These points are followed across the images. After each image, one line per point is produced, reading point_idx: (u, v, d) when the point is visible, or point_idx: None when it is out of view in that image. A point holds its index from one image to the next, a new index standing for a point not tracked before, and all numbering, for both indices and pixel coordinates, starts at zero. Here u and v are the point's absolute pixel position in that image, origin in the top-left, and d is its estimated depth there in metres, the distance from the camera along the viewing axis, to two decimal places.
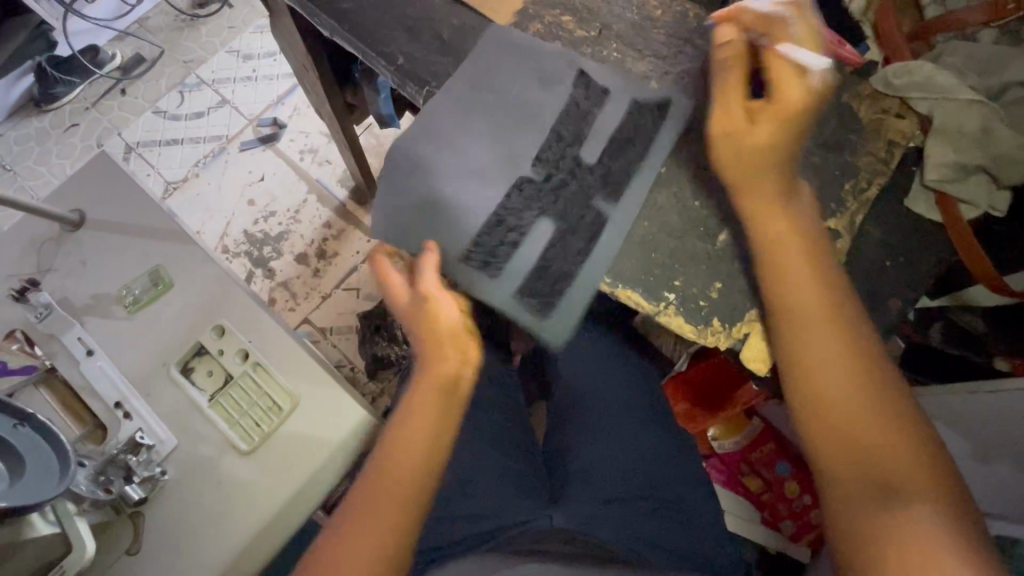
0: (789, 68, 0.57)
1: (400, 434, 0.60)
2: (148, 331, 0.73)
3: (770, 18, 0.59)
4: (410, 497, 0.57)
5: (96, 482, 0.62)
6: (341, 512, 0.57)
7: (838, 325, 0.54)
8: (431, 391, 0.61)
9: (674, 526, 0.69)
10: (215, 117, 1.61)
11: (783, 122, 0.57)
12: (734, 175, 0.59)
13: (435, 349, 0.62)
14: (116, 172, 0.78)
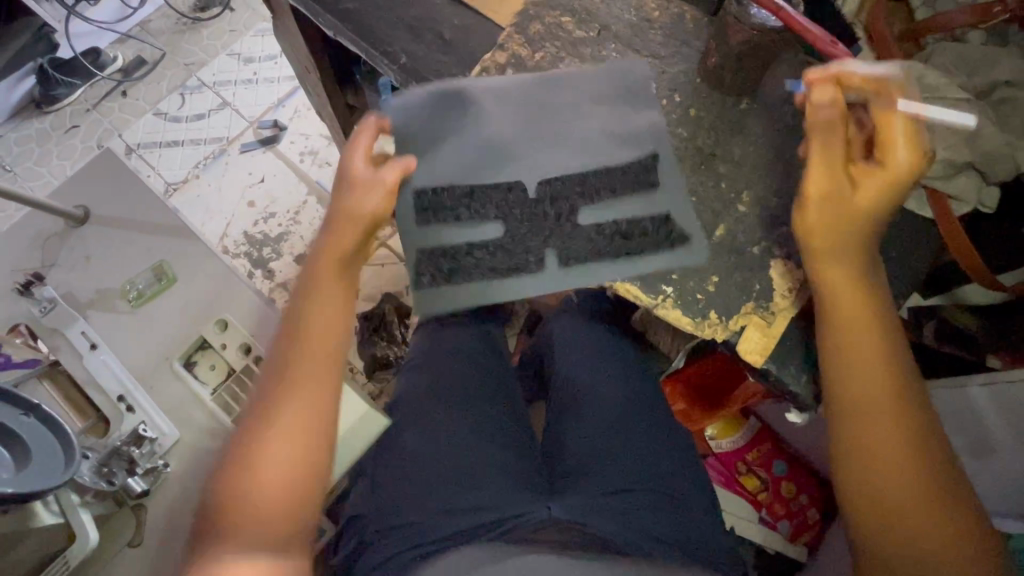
0: (902, 129, 0.54)
1: (304, 329, 0.59)
2: (152, 326, 0.73)
3: (881, 81, 0.55)
4: (320, 394, 0.57)
5: (99, 473, 0.62)
6: (248, 419, 0.56)
7: (890, 351, 0.55)
8: (333, 285, 0.62)
9: (673, 520, 0.69)
10: (216, 119, 1.62)
11: (888, 189, 0.55)
12: (825, 239, 0.57)
13: (341, 247, 0.62)
14: (120, 169, 0.79)
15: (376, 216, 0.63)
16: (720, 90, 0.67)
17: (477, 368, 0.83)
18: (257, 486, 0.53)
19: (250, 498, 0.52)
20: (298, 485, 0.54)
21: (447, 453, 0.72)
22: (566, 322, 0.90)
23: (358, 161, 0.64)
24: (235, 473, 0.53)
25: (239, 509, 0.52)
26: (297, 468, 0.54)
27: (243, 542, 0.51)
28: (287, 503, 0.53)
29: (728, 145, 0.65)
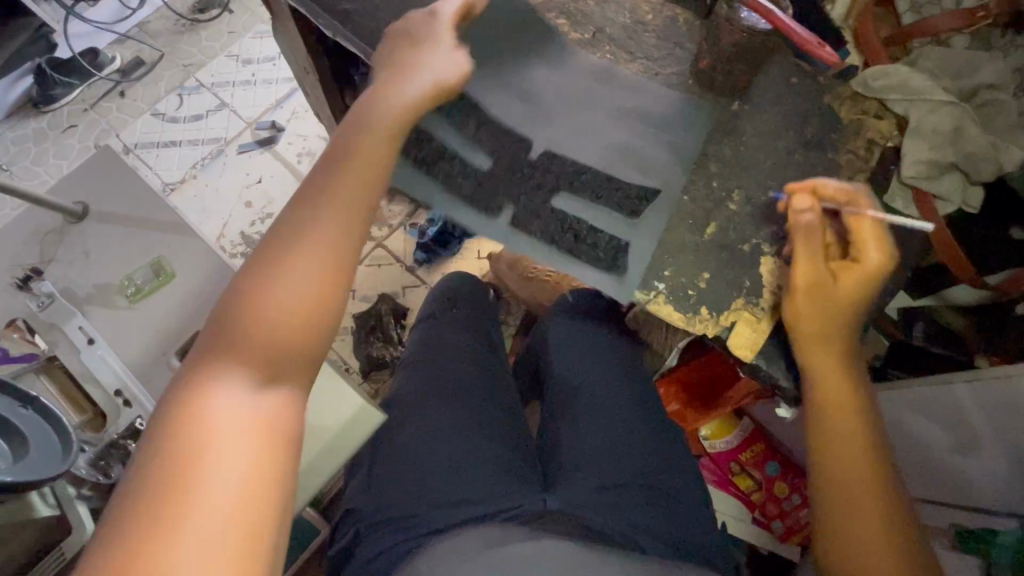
0: (874, 230, 0.58)
1: (338, 166, 0.53)
2: (150, 321, 0.74)
3: (851, 191, 0.59)
4: (344, 240, 0.50)
5: (96, 466, 0.62)
6: (264, 245, 0.50)
7: (863, 408, 0.61)
8: (377, 137, 0.55)
9: (664, 515, 0.70)
10: (214, 119, 1.63)
11: (867, 284, 0.58)
12: (815, 327, 0.58)
13: (394, 98, 0.57)
14: (119, 166, 0.80)
15: (440, 86, 0.59)
16: (712, 92, 0.68)
17: (471, 365, 0.84)
18: (263, 323, 0.47)
19: (253, 333, 0.47)
20: (305, 335, 0.48)
21: (442, 449, 0.73)
22: (563, 321, 0.91)
23: (431, 27, 0.62)
24: (244, 303, 0.47)
25: (240, 341, 0.46)
26: (307, 316, 0.48)
27: (239, 376, 0.45)
28: (290, 353, 0.47)
29: (720, 145, 0.66)
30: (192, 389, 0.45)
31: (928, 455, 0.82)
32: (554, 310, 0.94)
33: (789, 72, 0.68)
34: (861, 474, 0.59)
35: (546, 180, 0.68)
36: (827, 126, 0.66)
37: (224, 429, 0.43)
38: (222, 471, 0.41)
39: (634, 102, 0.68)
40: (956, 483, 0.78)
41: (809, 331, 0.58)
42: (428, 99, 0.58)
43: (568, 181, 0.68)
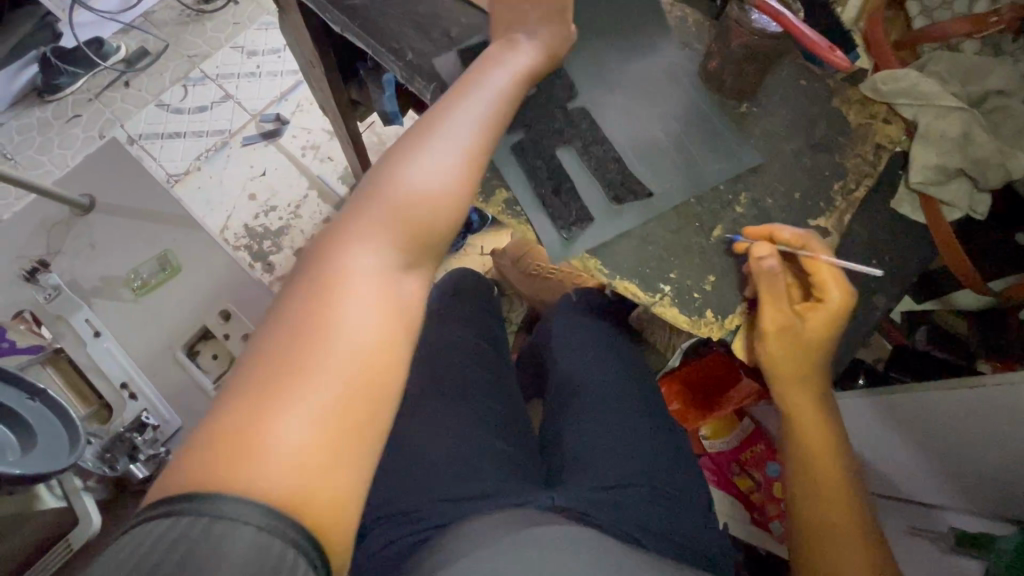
0: (832, 271, 0.59)
1: (471, 97, 0.57)
2: (156, 315, 0.76)
3: (803, 236, 0.60)
4: (474, 161, 0.54)
5: (102, 459, 0.63)
6: (406, 146, 0.53)
7: (836, 442, 0.66)
8: (507, 81, 0.59)
9: (666, 515, 0.71)
10: (219, 111, 1.63)
11: (833, 324, 0.59)
12: (789, 366, 0.62)
13: (523, 50, 0.60)
14: (126, 159, 0.80)
15: (555, 51, 0.62)
16: (720, 94, 0.68)
17: (475, 363, 0.84)
18: (402, 212, 0.50)
19: (391, 219, 0.49)
20: (432, 237, 0.51)
21: (444, 446, 0.73)
22: (565, 320, 0.91)
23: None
24: (387, 190, 0.50)
25: (378, 220, 0.49)
26: (437, 220, 0.52)
27: (374, 252, 0.48)
28: (417, 247, 0.50)
29: (728, 147, 0.66)
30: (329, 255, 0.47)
31: (931, 460, 0.81)
32: (551, 311, 0.95)
33: (798, 74, 0.68)
34: (832, 496, 0.64)
35: (559, 172, 0.65)
36: (836, 129, 0.66)
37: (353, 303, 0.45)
38: (348, 344, 0.43)
39: (641, 103, 0.68)
40: (958, 487, 0.79)
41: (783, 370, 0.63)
42: (544, 63, 0.61)
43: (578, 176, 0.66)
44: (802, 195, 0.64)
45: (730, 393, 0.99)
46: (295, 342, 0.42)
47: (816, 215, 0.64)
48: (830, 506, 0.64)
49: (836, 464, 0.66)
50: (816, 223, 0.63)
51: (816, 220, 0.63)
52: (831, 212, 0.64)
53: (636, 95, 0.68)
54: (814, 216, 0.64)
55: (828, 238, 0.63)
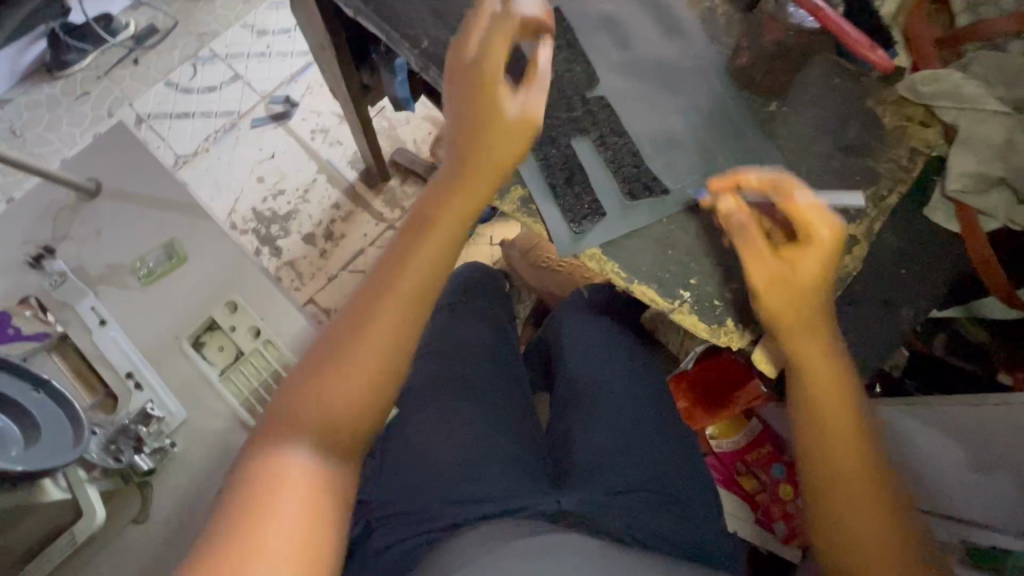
0: (810, 203, 0.54)
1: (417, 235, 0.55)
2: (160, 306, 0.73)
3: (772, 177, 0.56)
4: (414, 305, 0.53)
5: (107, 450, 0.62)
6: (337, 327, 0.52)
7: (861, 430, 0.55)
8: (456, 209, 0.56)
9: (675, 522, 0.69)
10: (228, 92, 1.60)
11: (823, 258, 0.54)
12: (799, 314, 0.55)
13: (477, 175, 0.56)
14: (133, 143, 0.78)
15: (516, 134, 0.55)
16: (748, 91, 0.65)
17: (484, 358, 0.82)
18: (332, 413, 0.49)
19: (320, 428, 0.49)
20: (366, 404, 0.50)
21: (452, 444, 0.72)
22: (575, 319, 0.89)
23: (487, 57, 0.55)
24: (315, 376, 0.50)
25: (306, 422, 0.49)
26: (373, 394, 0.51)
27: (306, 446, 0.48)
28: (351, 430, 0.50)
29: (755, 147, 0.63)
30: (260, 455, 0.47)
31: (944, 472, 0.80)
32: (563, 307, 0.92)
33: (831, 72, 0.65)
34: (859, 485, 0.53)
35: (577, 171, 0.63)
36: (870, 132, 0.63)
37: (292, 482, 0.46)
38: (290, 508, 0.45)
39: (665, 99, 0.65)
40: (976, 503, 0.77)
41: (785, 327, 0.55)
42: (498, 166, 0.56)
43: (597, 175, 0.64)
44: (831, 200, 0.62)
45: (738, 394, 0.97)
46: (235, 524, 0.43)
47: (845, 221, 0.61)
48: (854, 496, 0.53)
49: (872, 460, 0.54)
50: (845, 230, 0.61)
51: (846, 226, 0.61)
52: (861, 219, 0.61)
53: (659, 91, 0.65)
54: (843, 222, 0.61)
55: (856, 247, 0.60)
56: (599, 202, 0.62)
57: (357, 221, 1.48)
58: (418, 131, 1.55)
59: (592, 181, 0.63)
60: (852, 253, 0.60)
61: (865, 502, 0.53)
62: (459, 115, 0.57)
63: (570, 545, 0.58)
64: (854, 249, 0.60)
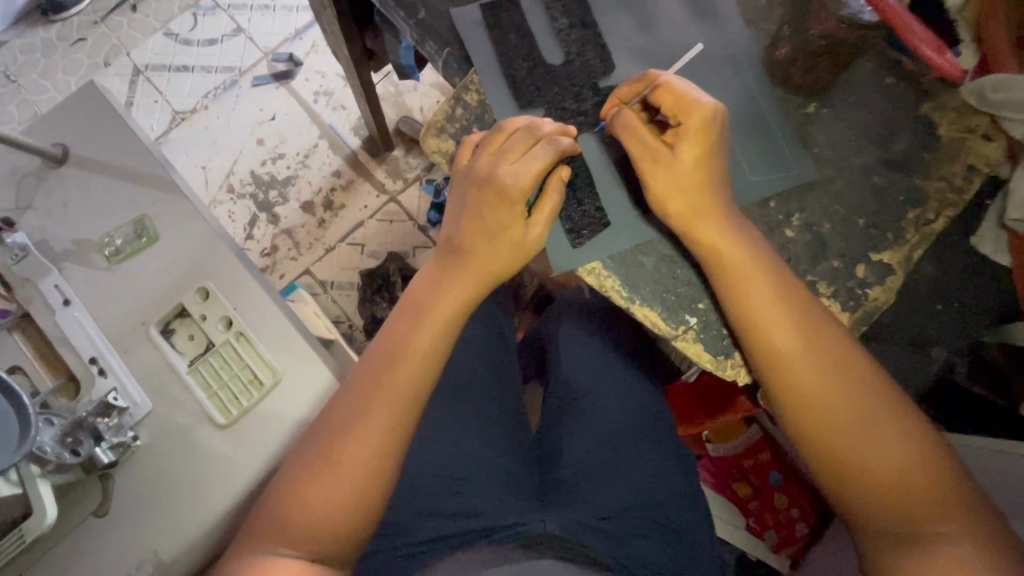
0: (682, 90, 0.54)
1: (410, 331, 0.55)
2: (126, 287, 0.68)
3: (645, 76, 0.55)
4: (401, 411, 0.53)
5: (63, 443, 0.58)
6: (315, 437, 0.52)
7: (839, 388, 0.51)
8: (448, 308, 0.55)
9: (666, 551, 0.65)
10: (228, 46, 1.51)
11: (700, 138, 0.53)
12: (686, 192, 0.53)
13: (468, 274, 0.55)
14: (105, 105, 0.72)
15: (517, 241, 0.54)
16: (786, 88, 0.58)
17: (476, 359, 0.75)
18: (320, 521, 0.50)
19: (309, 534, 0.49)
20: (358, 512, 0.51)
21: (434, 452, 0.68)
22: (573, 319, 0.82)
23: (508, 168, 0.53)
24: (303, 482, 0.50)
25: (294, 533, 0.49)
26: (361, 499, 0.51)
27: (297, 551, 0.49)
28: (336, 533, 0.50)
29: (786, 156, 0.56)
30: (251, 555, 0.49)
31: None
32: (563, 302, 0.85)
33: (882, 72, 0.57)
34: (923, 504, 0.49)
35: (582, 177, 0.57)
36: (922, 144, 0.56)
37: None
38: None
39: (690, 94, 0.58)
40: None
41: (783, 357, 0.52)
42: (491, 273, 0.55)
43: (607, 178, 0.58)
44: (867, 221, 0.55)
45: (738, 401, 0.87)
46: None
47: (881, 246, 0.55)
48: (919, 519, 0.49)
49: (859, 418, 0.51)
50: (879, 257, 0.55)
51: (879, 253, 0.55)
52: (899, 245, 0.55)
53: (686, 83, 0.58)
54: (877, 249, 0.55)
55: (890, 277, 0.54)
56: (604, 211, 0.57)
57: (357, 191, 1.42)
58: (425, 100, 1.47)
59: (598, 187, 0.58)
60: (884, 285, 0.54)
61: (918, 505, 0.49)
62: (456, 212, 0.57)
63: None
64: (888, 279, 0.54)
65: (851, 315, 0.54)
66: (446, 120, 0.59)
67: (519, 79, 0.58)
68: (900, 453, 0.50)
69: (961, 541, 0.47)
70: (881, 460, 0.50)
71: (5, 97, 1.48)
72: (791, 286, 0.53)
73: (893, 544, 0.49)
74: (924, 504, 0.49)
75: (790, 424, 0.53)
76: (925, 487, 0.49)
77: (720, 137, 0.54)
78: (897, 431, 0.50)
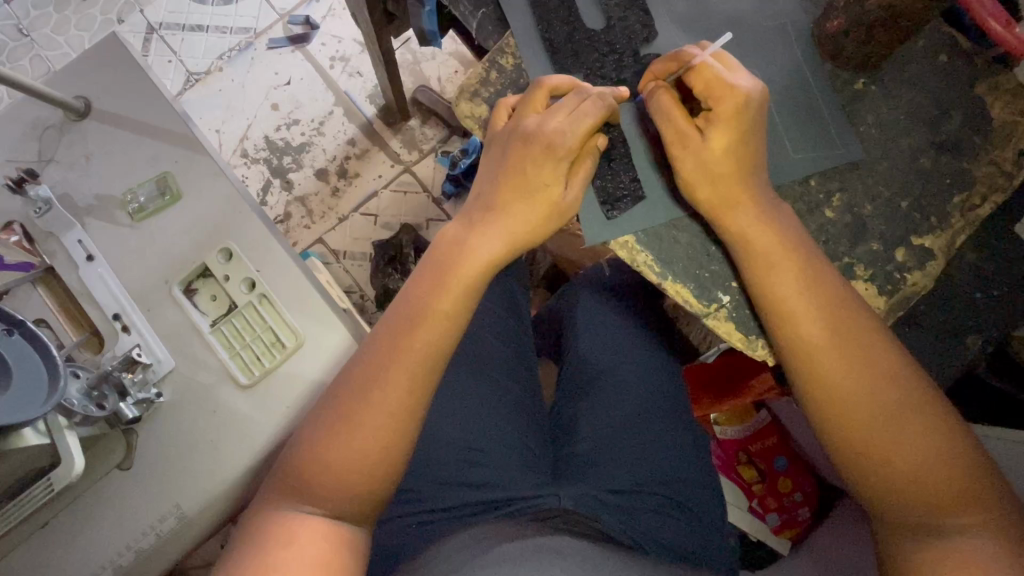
0: (717, 74, 0.51)
1: (430, 292, 0.53)
2: (149, 244, 0.67)
3: (681, 54, 0.53)
4: (422, 372, 0.52)
5: (89, 396, 0.59)
6: (335, 397, 0.52)
7: (867, 375, 0.50)
8: (474, 266, 0.53)
9: (680, 528, 0.65)
10: (244, 7, 1.48)
11: (732, 124, 0.51)
12: (722, 170, 0.51)
13: (499, 241, 0.54)
14: (126, 59, 0.70)
15: (552, 205, 0.53)
16: (834, 63, 0.56)
17: (495, 331, 0.76)
18: (341, 482, 0.49)
19: (331, 494, 0.49)
20: (379, 473, 0.50)
21: (453, 422, 0.67)
22: (591, 297, 0.83)
23: (555, 126, 0.52)
24: (324, 443, 0.50)
25: (316, 493, 0.49)
26: (380, 460, 0.50)
27: (319, 509, 0.49)
28: (357, 492, 0.50)
29: (831, 134, 0.55)
30: (273, 511, 0.49)
31: None
32: (582, 280, 0.86)
33: (936, 50, 0.55)
34: (945, 492, 0.49)
35: (619, 149, 0.56)
36: (973, 126, 0.54)
37: (307, 543, 0.47)
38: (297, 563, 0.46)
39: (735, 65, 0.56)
40: None
41: (811, 342, 0.51)
42: (520, 235, 0.53)
43: (646, 150, 0.57)
44: (910, 204, 0.54)
45: (750, 383, 0.86)
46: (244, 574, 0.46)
47: (923, 232, 0.54)
48: (940, 510, 0.49)
49: (886, 406, 0.50)
50: (920, 242, 0.54)
51: (921, 238, 0.54)
52: (942, 231, 0.54)
53: (731, 54, 0.56)
54: (919, 233, 0.54)
55: (930, 262, 0.53)
56: (639, 183, 0.56)
57: (372, 160, 1.40)
58: (445, 68, 1.43)
59: (634, 159, 0.56)
60: (924, 270, 0.53)
61: (939, 493, 0.49)
62: (490, 179, 0.55)
63: (579, 550, 0.54)
64: (928, 264, 0.53)
65: (887, 299, 0.53)
66: (480, 83, 0.57)
67: (558, 44, 0.56)
68: (926, 447, 0.49)
69: (981, 529, 0.47)
70: (905, 453, 0.49)
71: (18, 51, 1.45)
72: (823, 269, 0.52)
73: (912, 532, 0.50)
74: (946, 492, 0.49)
75: (812, 414, 0.52)
76: (949, 477, 0.49)
77: (756, 122, 0.51)
78: (922, 424, 0.50)
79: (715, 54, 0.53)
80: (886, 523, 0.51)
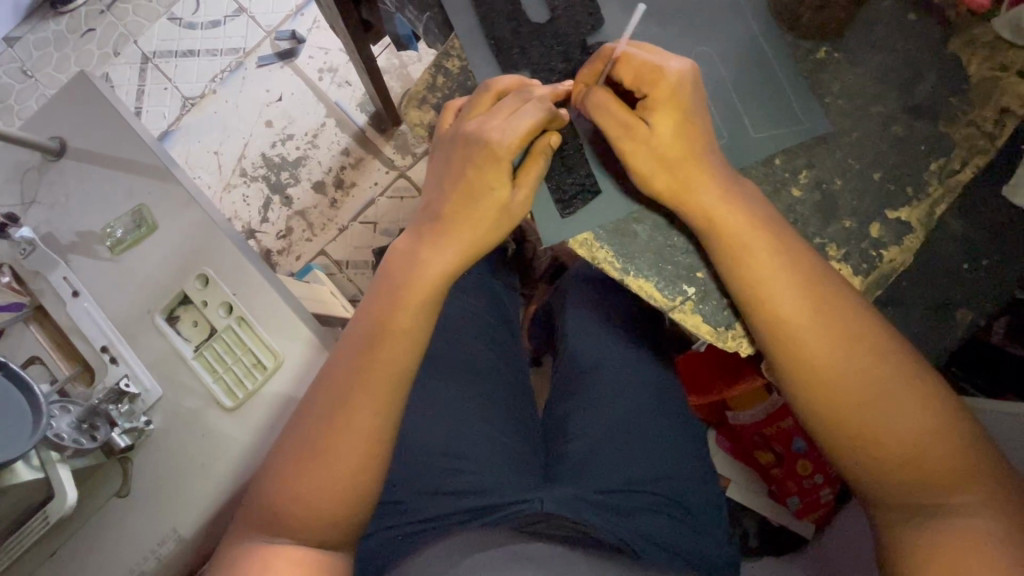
0: (642, 60, 0.49)
1: (389, 307, 0.53)
2: (130, 277, 0.69)
3: (603, 48, 0.51)
4: (386, 393, 0.51)
5: (80, 429, 0.61)
6: (302, 428, 0.51)
7: (852, 353, 0.48)
8: (428, 277, 0.52)
9: (674, 525, 0.63)
10: (232, 27, 1.50)
11: (672, 108, 0.49)
12: (675, 158, 0.49)
13: (454, 249, 0.52)
14: (97, 95, 0.71)
15: (502, 208, 0.51)
16: (794, 33, 0.53)
17: (479, 335, 0.75)
18: (313, 508, 0.50)
19: (304, 523, 0.50)
20: (350, 495, 0.50)
21: (435, 431, 0.67)
22: (577, 294, 0.82)
23: (499, 131, 0.50)
24: (294, 470, 0.50)
25: (290, 520, 0.50)
26: (350, 485, 0.50)
27: (293, 538, 0.49)
28: (330, 518, 0.50)
29: (794, 108, 0.52)
30: (247, 544, 0.49)
31: None
32: (569, 278, 0.85)
33: (904, 9, 0.52)
34: (941, 474, 0.46)
35: (571, 146, 0.55)
36: (948, 87, 0.51)
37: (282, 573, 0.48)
38: None
39: (690, 45, 0.54)
40: None
41: (789, 325, 0.48)
42: (474, 240, 0.52)
43: (600, 143, 0.55)
44: (883, 175, 0.51)
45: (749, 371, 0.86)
46: None
47: (898, 204, 0.51)
48: (938, 491, 0.46)
49: (874, 386, 0.47)
50: (896, 215, 0.51)
51: (897, 210, 0.51)
52: (920, 201, 0.51)
53: (685, 33, 0.54)
54: (894, 205, 0.51)
55: (909, 236, 0.51)
56: (595, 178, 0.54)
57: (367, 169, 1.40)
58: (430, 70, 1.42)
59: (586, 155, 0.55)
60: (901, 244, 0.50)
61: (935, 474, 0.46)
62: (441, 187, 0.54)
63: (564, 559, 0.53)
64: (906, 238, 0.51)
65: (863, 278, 0.51)
66: (427, 90, 0.57)
67: (504, 41, 0.55)
68: (918, 426, 0.47)
69: (979, 510, 0.45)
70: (896, 433, 0.47)
71: (25, 93, 1.50)
72: (795, 251, 0.49)
73: (906, 515, 0.47)
74: (941, 472, 0.46)
75: (800, 400, 0.49)
76: (944, 456, 0.46)
77: (695, 102, 0.49)
78: (914, 401, 0.47)
79: (637, 41, 0.51)
80: (878, 508, 0.49)
